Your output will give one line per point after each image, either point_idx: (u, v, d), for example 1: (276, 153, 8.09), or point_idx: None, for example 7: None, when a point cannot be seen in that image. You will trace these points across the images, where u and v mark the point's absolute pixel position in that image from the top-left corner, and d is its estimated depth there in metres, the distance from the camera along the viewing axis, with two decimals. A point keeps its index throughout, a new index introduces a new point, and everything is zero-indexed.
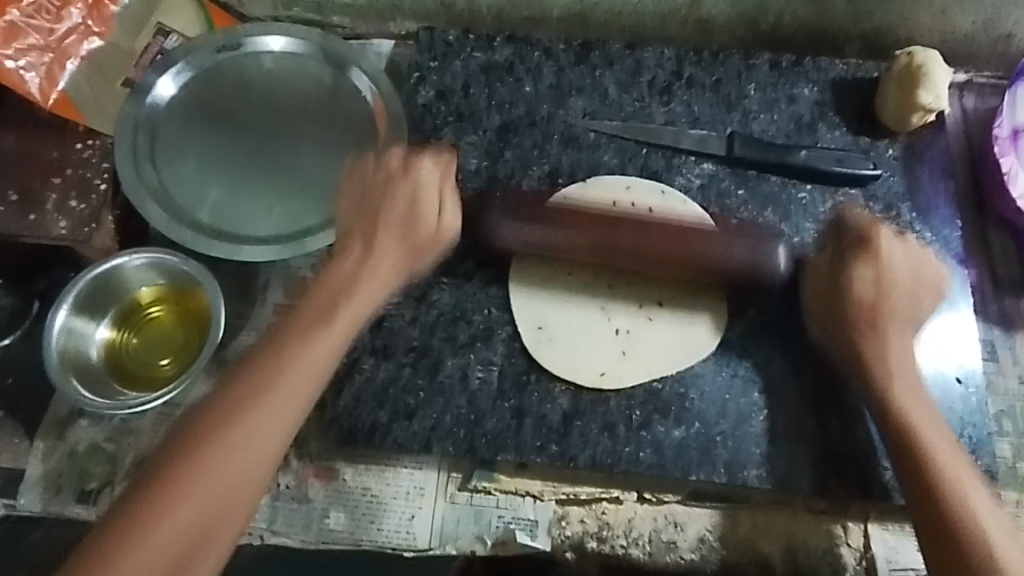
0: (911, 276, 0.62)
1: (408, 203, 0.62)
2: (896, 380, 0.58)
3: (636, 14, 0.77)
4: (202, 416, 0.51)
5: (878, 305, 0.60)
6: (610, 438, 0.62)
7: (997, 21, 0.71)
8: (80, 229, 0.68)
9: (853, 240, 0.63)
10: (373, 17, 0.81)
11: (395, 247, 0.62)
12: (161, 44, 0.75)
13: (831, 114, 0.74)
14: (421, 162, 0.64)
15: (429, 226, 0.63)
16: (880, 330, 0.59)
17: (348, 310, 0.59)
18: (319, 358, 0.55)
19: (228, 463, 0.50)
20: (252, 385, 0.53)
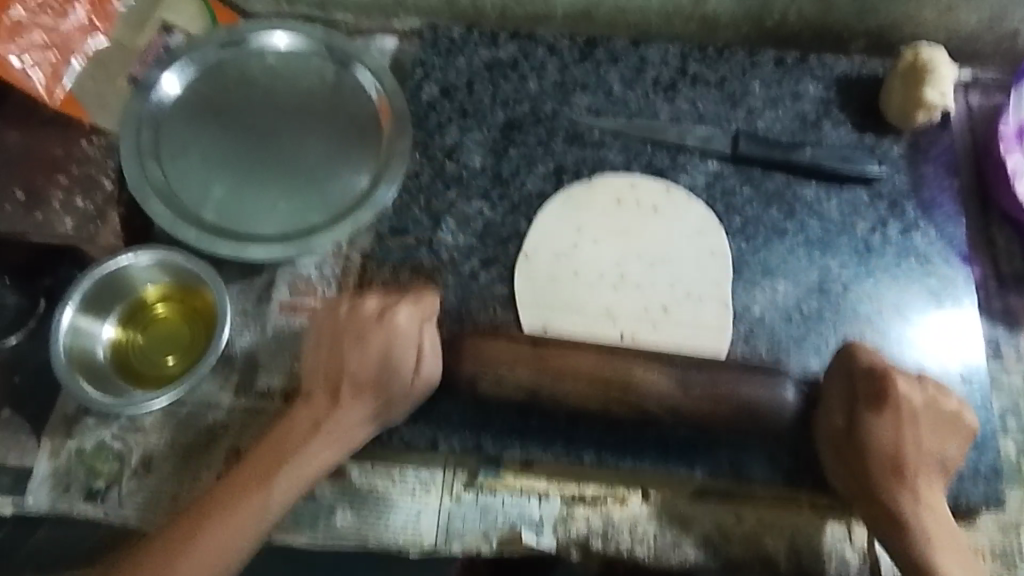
0: (930, 407, 0.59)
1: (382, 364, 0.61)
2: (922, 517, 0.57)
3: (641, 11, 0.76)
4: (201, 508, 0.57)
5: (903, 460, 0.58)
6: (615, 435, 0.63)
7: (1003, 18, 0.71)
8: (85, 228, 0.70)
9: (870, 386, 0.59)
10: (376, 13, 0.81)
11: (366, 410, 0.60)
12: (165, 40, 0.75)
13: (836, 111, 0.74)
14: (397, 310, 0.62)
15: (404, 380, 0.61)
16: (905, 484, 0.57)
17: (327, 440, 0.59)
18: (303, 475, 0.58)
19: (215, 556, 0.55)
20: (246, 483, 0.57)
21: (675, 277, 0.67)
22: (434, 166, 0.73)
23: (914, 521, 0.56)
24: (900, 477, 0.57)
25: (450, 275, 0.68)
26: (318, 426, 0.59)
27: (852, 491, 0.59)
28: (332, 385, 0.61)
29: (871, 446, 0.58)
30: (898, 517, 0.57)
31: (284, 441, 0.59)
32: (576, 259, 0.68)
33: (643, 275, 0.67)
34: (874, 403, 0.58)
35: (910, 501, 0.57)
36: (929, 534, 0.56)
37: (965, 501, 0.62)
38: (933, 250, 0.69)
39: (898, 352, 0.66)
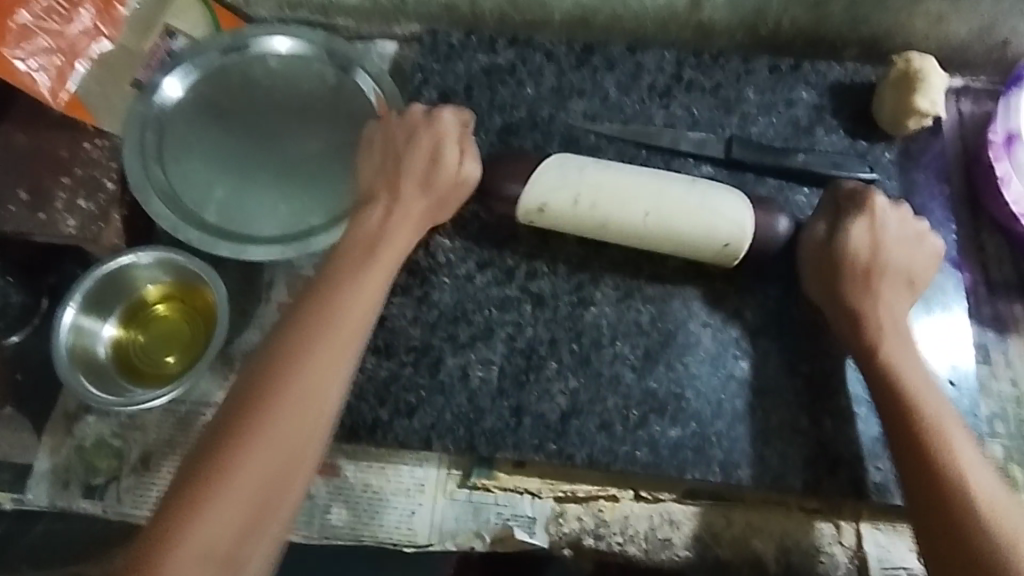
0: (905, 234, 0.62)
1: (430, 155, 0.64)
2: (886, 334, 0.59)
3: (637, 18, 0.77)
4: (267, 371, 0.55)
5: (876, 264, 0.61)
6: (607, 437, 0.63)
7: (993, 28, 0.72)
8: (89, 228, 0.70)
9: (849, 199, 0.63)
10: (377, 18, 0.82)
11: (419, 199, 0.64)
12: (168, 44, 0.76)
13: (829, 118, 0.75)
14: (442, 111, 0.65)
15: (449, 175, 0.64)
16: (876, 287, 0.60)
17: (381, 254, 0.62)
18: (355, 321, 0.59)
19: (293, 417, 0.54)
20: (302, 333, 0.57)
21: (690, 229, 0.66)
22: None
23: (879, 325, 0.59)
24: (873, 282, 0.60)
25: (444, 275, 0.68)
26: (365, 262, 0.61)
27: (826, 288, 0.62)
28: (389, 184, 0.64)
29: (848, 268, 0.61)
30: (863, 317, 0.60)
31: (329, 287, 0.60)
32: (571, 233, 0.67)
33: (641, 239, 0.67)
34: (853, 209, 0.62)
35: (877, 306, 0.60)
36: (889, 341, 0.59)
37: None
38: None
39: None
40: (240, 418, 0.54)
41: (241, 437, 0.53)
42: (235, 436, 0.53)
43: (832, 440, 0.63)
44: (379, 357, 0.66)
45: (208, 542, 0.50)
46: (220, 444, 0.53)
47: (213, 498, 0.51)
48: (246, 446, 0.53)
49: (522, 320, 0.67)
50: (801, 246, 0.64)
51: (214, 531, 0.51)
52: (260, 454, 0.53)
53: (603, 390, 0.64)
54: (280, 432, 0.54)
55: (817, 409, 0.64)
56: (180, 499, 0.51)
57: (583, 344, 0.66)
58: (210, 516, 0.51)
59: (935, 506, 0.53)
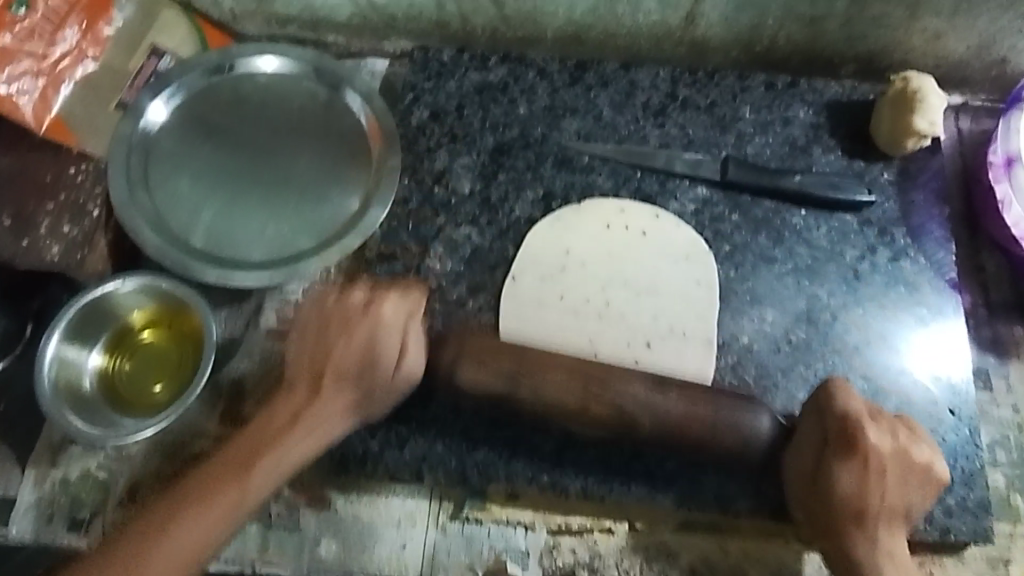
0: (895, 451, 0.56)
1: (366, 356, 0.59)
2: (871, 541, 0.55)
3: (632, 35, 0.76)
4: (196, 492, 0.57)
5: (868, 511, 0.55)
6: (602, 467, 0.62)
7: (991, 46, 0.71)
8: (73, 254, 0.69)
9: (840, 432, 0.56)
10: (367, 34, 0.81)
11: (348, 394, 0.60)
12: (155, 65, 0.75)
13: (826, 137, 0.74)
14: (384, 302, 0.61)
15: (385, 375, 0.60)
16: (866, 536, 0.55)
17: (312, 417, 0.59)
18: (280, 459, 0.58)
19: (198, 538, 0.56)
20: (237, 461, 0.58)
21: (659, 310, 0.66)
22: (423, 191, 0.73)
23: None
24: (859, 521, 0.55)
25: (436, 301, 0.67)
26: (305, 409, 0.59)
27: (812, 525, 0.57)
28: (313, 374, 0.60)
29: (832, 492, 0.55)
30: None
31: (280, 426, 0.59)
32: (561, 283, 0.67)
33: (627, 303, 0.67)
34: (845, 443, 0.55)
35: (875, 565, 0.54)
36: (870, 553, 0.54)
37: (953, 536, 0.61)
38: (924, 280, 0.69)
39: (893, 381, 0.65)
40: (154, 527, 0.56)
41: (149, 548, 0.55)
42: (158, 524, 0.56)
43: None
44: None
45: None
46: (122, 555, 0.55)
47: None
48: (150, 561, 0.54)
49: None
50: (785, 466, 0.58)
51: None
52: (156, 570, 0.54)
53: None
54: (183, 544, 0.55)
55: None
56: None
57: None
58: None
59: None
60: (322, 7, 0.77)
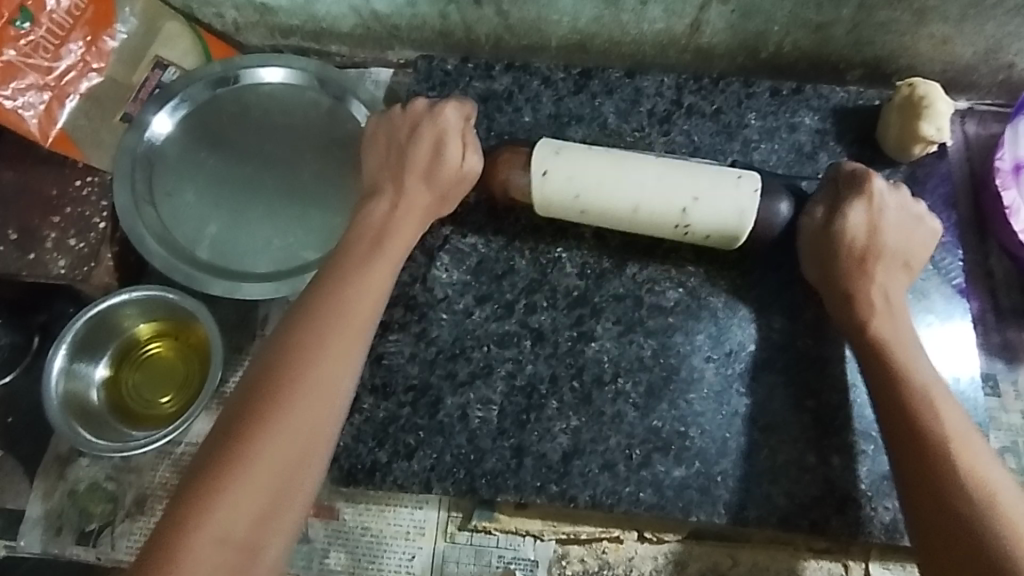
0: (903, 210, 0.60)
1: (432, 150, 0.62)
2: (881, 315, 0.58)
3: (636, 43, 0.76)
4: (315, 306, 0.55)
5: (871, 255, 0.59)
6: (610, 477, 0.62)
7: (998, 51, 0.71)
8: (79, 267, 0.67)
9: (846, 180, 0.61)
10: (371, 44, 0.81)
11: (424, 193, 0.62)
12: (159, 77, 0.75)
13: (832, 143, 0.74)
14: (445, 106, 0.63)
15: (452, 170, 0.62)
16: (868, 297, 0.59)
17: (392, 246, 0.60)
18: (387, 264, 0.59)
19: (335, 352, 0.53)
20: (349, 265, 0.58)
21: None
22: None
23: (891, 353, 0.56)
24: (867, 267, 0.59)
25: (443, 311, 0.67)
26: (396, 202, 0.61)
27: (827, 284, 0.61)
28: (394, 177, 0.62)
29: (844, 239, 0.59)
30: (883, 358, 0.56)
31: (376, 229, 0.60)
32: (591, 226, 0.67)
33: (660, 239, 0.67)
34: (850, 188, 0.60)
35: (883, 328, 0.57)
36: (885, 322, 0.58)
37: None
38: (931, 286, 0.68)
39: None
40: (287, 349, 0.52)
41: (287, 369, 0.51)
42: (278, 390, 0.50)
43: (841, 478, 0.62)
44: (377, 397, 0.64)
45: (267, 466, 0.48)
46: (265, 383, 0.51)
47: (271, 426, 0.49)
48: (297, 379, 0.51)
49: (522, 356, 0.65)
50: (801, 232, 0.63)
51: (269, 463, 0.48)
52: (289, 430, 0.49)
53: (605, 429, 0.63)
54: (312, 395, 0.51)
55: (824, 447, 0.63)
56: (233, 419, 0.49)
57: (584, 381, 0.64)
58: (267, 443, 0.49)
59: (933, 474, 0.50)
60: (325, 18, 0.77)
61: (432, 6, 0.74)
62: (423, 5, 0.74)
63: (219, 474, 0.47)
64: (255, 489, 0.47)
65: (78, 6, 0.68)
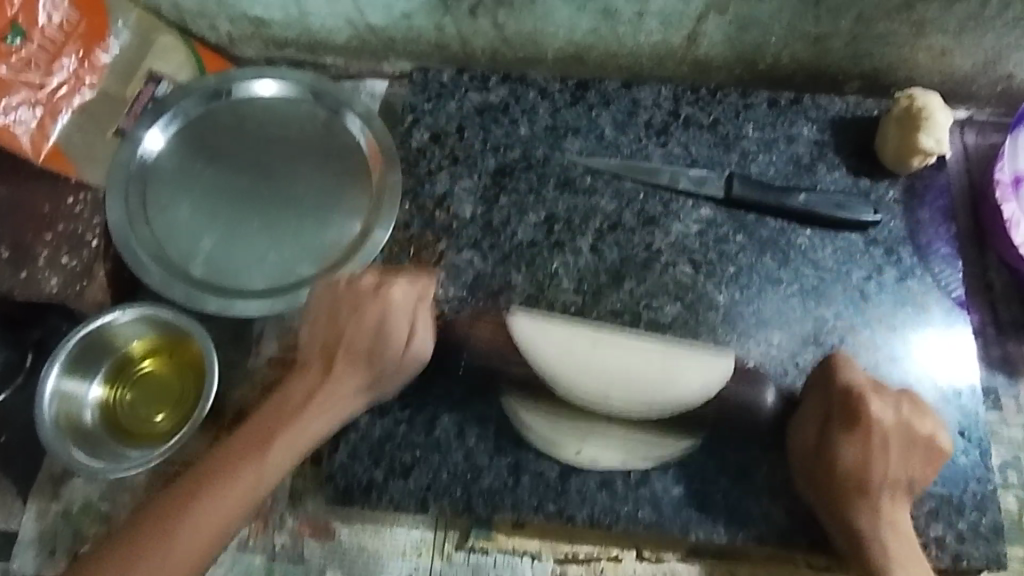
0: (907, 432, 0.57)
1: (376, 332, 0.59)
2: (880, 524, 0.55)
3: (633, 54, 0.75)
4: (239, 438, 0.56)
5: (871, 483, 0.56)
6: (608, 495, 0.61)
7: (998, 63, 0.70)
8: (72, 286, 0.69)
9: (842, 406, 0.58)
10: (366, 56, 0.80)
11: (354, 381, 0.59)
12: (152, 91, 0.74)
13: (831, 154, 0.73)
14: (393, 286, 0.60)
15: (395, 353, 0.59)
16: (866, 505, 0.56)
17: (311, 412, 0.58)
18: (326, 409, 0.58)
19: (283, 455, 0.56)
20: (312, 377, 0.59)
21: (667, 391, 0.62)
22: (425, 215, 0.72)
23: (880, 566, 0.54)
24: (862, 492, 0.56)
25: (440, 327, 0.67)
26: (331, 364, 0.59)
27: (813, 489, 0.58)
28: (326, 356, 0.60)
29: (836, 469, 0.56)
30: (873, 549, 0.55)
31: (308, 393, 0.58)
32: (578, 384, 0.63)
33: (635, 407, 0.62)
34: (845, 417, 0.57)
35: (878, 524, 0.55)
36: (875, 518, 0.55)
37: (966, 562, 0.61)
38: (931, 299, 0.68)
39: None
40: (241, 445, 0.56)
41: (236, 464, 0.55)
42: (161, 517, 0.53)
43: None
44: (373, 415, 0.64)
45: (191, 548, 0.52)
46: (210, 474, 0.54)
47: (204, 508, 0.53)
48: (239, 477, 0.54)
49: None
50: (790, 434, 0.60)
51: (195, 543, 0.52)
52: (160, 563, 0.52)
53: (603, 446, 0.62)
54: (191, 536, 0.52)
55: None
56: (174, 493, 0.54)
57: None
58: (198, 522, 0.53)
59: None
60: (321, 30, 0.76)
61: (427, 18, 0.73)
62: (418, 18, 0.73)
63: (153, 538, 0.52)
64: (178, 564, 0.52)
65: (71, 20, 0.68)
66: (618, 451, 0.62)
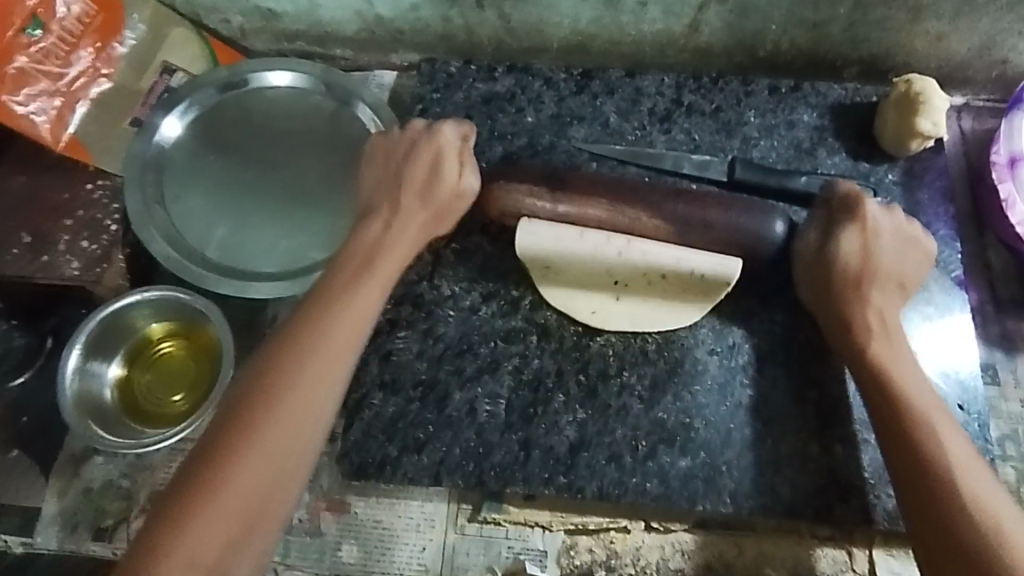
0: (897, 242, 0.61)
1: (429, 168, 0.63)
2: (876, 334, 0.59)
3: (636, 43, 0.77)
4: (263, 383, 0.54)
5: (865, 279, 0.61)
6: (617, 469, 0.63)
7: (993, 47, 0.72)
8: (93, 268, 0.69)
9: (843, 208, 0.62)
10: (374, 48, 0.82)
11: (418, 211, 0.63)
12: (166, 82, 0.76)
13: (831, 139, 0.75)
14: (443, 126, 0.64)
15: (450, 188, 0.63)
16: (861, 304, 0.60)
17: (335, 343, 0.56)
18: (388, 269, 0.61)
19: (323, 376, 0.55)
20: (337, 287, 0.59)
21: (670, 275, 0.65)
22: None
23: (881, 369, 0.58)
24: (861, 290, 0.61)
25: (450, 309, 0.68)
26: (388, 224, 0.62)
27: (825, 310, 0.62)
28: (390, 200, 0.63)
29: (836, 263, 0.61)
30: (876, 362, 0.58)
31: (374, 242, 0.61)
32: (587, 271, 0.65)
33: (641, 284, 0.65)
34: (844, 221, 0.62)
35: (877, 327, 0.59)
36: (878, 340, 0.59)
37: None
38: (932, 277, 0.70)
39: None
40: (273, 372, 0.54)
41: (275, 394, 0.53)
42: (203, 487, 0.50)
43: (844, 466, 0.63)
44: (386, 393, 0.66)
45: (242, 514, 0.50)
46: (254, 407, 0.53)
47: (257, 442, 0.51)
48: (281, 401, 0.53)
49: (528, 351, 0.66)
50: (796, 251, 0.64)
51: (257, 480, 0.51)
52: (210, 529, 0.49)
53: (611, 422, 0.64)
54: (237, 497, 0.50)
55: (827, 436, 0.63)
56: (211, 459, 0.51)
57: (589, 375, 0.65)
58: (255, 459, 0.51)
59: (926, 483, 0.53)
60: (330, 23, 0.78)
61: (434, 9, 0.75)
62: (426, 9, 0.75)
63: (210, 487, 0.50)
64: (231, 533, 0.50)
65: (88, 13, 0.70)
66: (629, 315, 0.66)
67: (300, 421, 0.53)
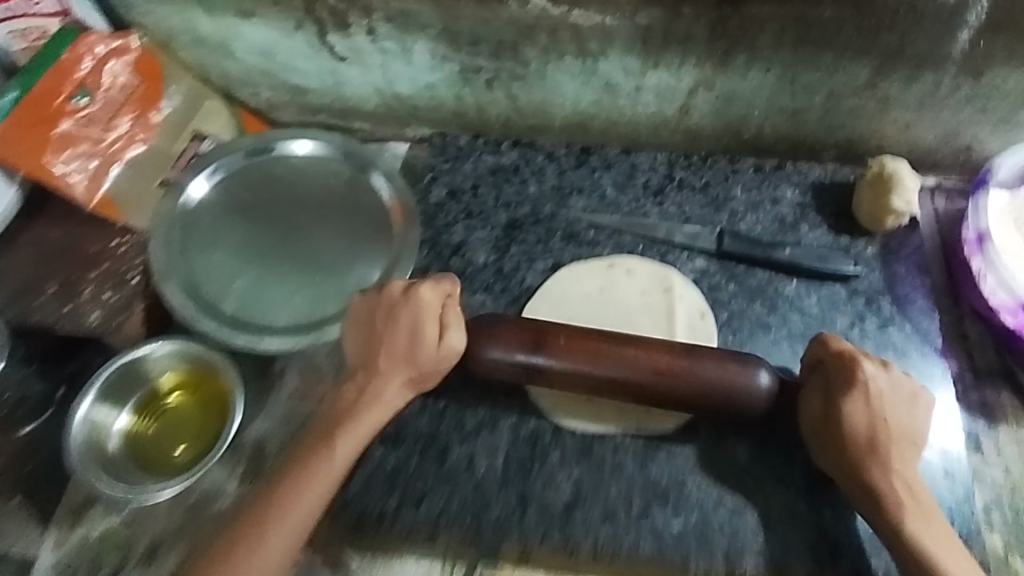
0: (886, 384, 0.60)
1: (410, 335, 0.63)
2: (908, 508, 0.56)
3: (631, 124, 0.84)
4: (268, 492, 0.58)
5: (879, 440, 0.58)
6: (611, 526, 0.64)
7: (956, 134, 0.79)
8: (112, 319, 0.73)
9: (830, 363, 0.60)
10: (391, 122, 0.88)
11: (397, 375, 0.63)
12: (197, 147, 0.81)
13: (812, 214, 0.80)
14: (422, 286, 0.64)
15: (428, 349, 0.63)
16: (884, 463, 0.57)
17: (336, 457, 0.60)
18: (360, 431, 0.61)
19: (312, 495, 0.58)
20: (310, 452, 0.60)
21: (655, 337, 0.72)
22: (441, 264, 0.78)
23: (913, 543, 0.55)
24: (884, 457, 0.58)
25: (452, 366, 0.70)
26: (365, 389, 0.63)
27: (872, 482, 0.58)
28: (370, 356, 0.64)
29: (841, 424, 0.58)
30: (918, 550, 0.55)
31: (352, 403, 0.62)
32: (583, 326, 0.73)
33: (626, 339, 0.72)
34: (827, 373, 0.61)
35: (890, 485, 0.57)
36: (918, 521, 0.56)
37: None
38: (910, 345, 0.74)
39: None
40: (268, 502, 0.58)
41: (266, 521, 0.57)
42: None
43: (832, 529, 0.63)
44: (388, 445, 0.68)
45: None
46: (243, 533, 0.57)
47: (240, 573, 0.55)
48: (254, 556, 0.56)
49: (526, 407, 0.69)
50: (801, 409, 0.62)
51: None
52: None
53: (605, 478, 0.66)
54: None
55: (816, 497, 0.65)
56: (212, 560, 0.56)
57: (585, 434, 0.67)
58: None
59: None
60: (351, 98, 0.85)
61: (448, 89, 0.82)
62: (441, 88, 0.82)
63: None
64: None
65: (132, 85, 0.77)
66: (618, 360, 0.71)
67: (297, 527, 0.58)
